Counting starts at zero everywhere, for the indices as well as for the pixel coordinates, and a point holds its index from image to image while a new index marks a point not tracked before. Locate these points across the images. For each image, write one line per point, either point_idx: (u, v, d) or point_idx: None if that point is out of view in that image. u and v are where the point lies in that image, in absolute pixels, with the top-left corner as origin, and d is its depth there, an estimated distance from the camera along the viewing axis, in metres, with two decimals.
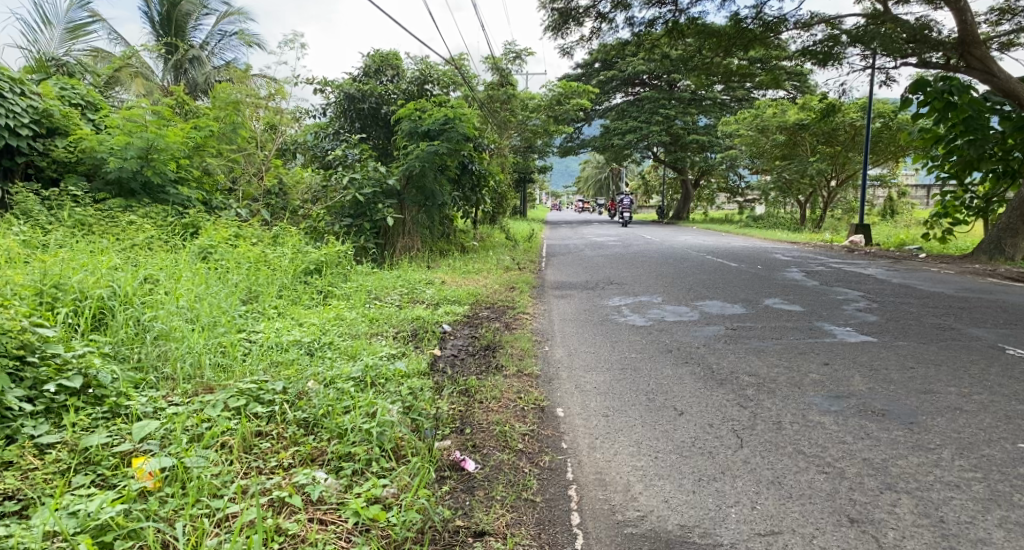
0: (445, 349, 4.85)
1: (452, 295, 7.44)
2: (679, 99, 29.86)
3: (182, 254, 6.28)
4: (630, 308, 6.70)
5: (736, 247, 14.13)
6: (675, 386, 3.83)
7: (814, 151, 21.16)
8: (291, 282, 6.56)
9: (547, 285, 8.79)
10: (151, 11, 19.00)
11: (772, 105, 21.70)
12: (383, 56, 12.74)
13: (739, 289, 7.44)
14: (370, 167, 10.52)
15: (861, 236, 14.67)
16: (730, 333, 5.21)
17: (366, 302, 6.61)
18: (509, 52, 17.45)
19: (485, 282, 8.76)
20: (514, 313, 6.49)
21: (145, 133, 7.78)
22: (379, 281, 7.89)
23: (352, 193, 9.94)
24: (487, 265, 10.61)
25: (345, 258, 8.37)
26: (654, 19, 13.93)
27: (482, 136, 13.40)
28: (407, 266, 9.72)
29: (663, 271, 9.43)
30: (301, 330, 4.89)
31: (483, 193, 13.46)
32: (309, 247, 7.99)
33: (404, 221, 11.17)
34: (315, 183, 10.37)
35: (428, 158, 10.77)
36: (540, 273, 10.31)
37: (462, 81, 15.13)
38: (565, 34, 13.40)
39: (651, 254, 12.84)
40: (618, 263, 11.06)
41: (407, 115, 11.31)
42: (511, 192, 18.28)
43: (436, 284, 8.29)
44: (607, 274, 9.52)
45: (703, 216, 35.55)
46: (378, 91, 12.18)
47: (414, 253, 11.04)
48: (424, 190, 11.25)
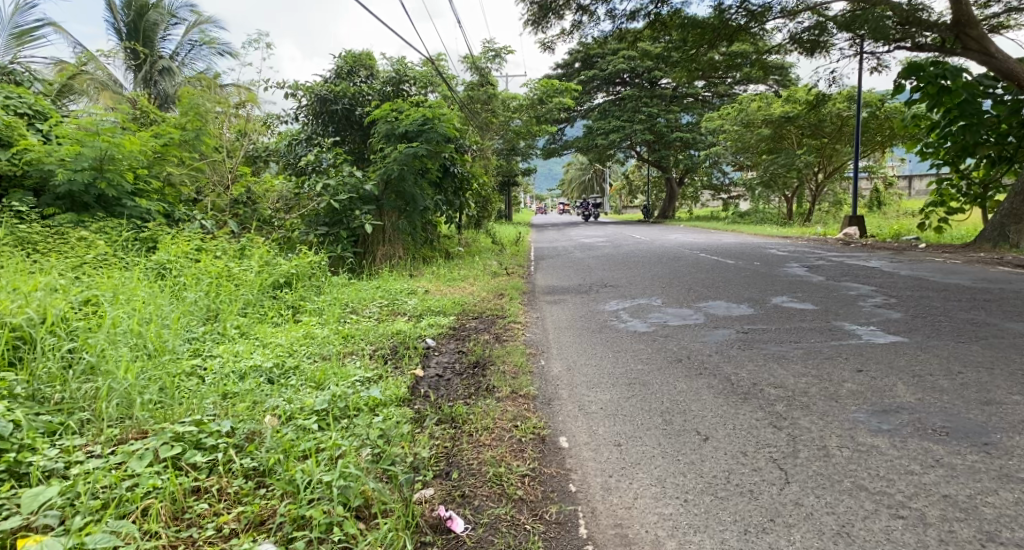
0: (428, 369, 4.31)
1: (436, 305, 6.92)
2: (661, 96, 29.61)
3: (135, 271, 5.68)
4: (628, 312, 6.21)
5: (729, 244, 13.74)
6: (693, 403, 3.33)
7: (800, 144, 20.90)
8: (258, 298, 5.99)
9: (537, 291, 8.30)
10: (116, 20, 18.31)
11: (756, 99, 21.45)
12: (356, 57, 12.22)
13: (741, 287, 7.00)
14: (346, 173, 10.01)
15: (856, 227, 14.29)
16: (742, 337, 4.73)
17: (341, 317, 6.05)
18: (487, 51, 16.99)
19: (472, 290, 8.23)
20: (502, 322, 5.98)
21: (97, 142, 7.17)
22: (357, 293, 7.33)
23: (327, 200, 9.47)
24: (473, 271, 10.11)
25: (321, 270, 7.81)
26: (636, 11, 13.52)
27: (464, 138, 12.91)
28: (387, 274, 9.20)
29: (659, 271, 8.97)
30: (264, 354, 4.34)
31: (466, 197, 12.96)
32: (279, 258, 7.43)
33: (383, 228, 10.64)
34: (288, 191, 9.82)
35: (406, 160, 10.27)
36: (529, 277, 9.83)
37: (440, 81, 14.65)
38: (544, 29, 12.95)
39: (642, 254, 12.40)
40: (609, 264, 10.62)
41: (383, 116, 10.79)
42: (495, 195, 17.78)
43: (419, 294, 7.76)
44: (600, 276, 9.04)
45: (689, 214, 35.29)
46: (352, 93, 11.66)
47: (395, 261, 10.52)
48: (403, 194, 10.74)
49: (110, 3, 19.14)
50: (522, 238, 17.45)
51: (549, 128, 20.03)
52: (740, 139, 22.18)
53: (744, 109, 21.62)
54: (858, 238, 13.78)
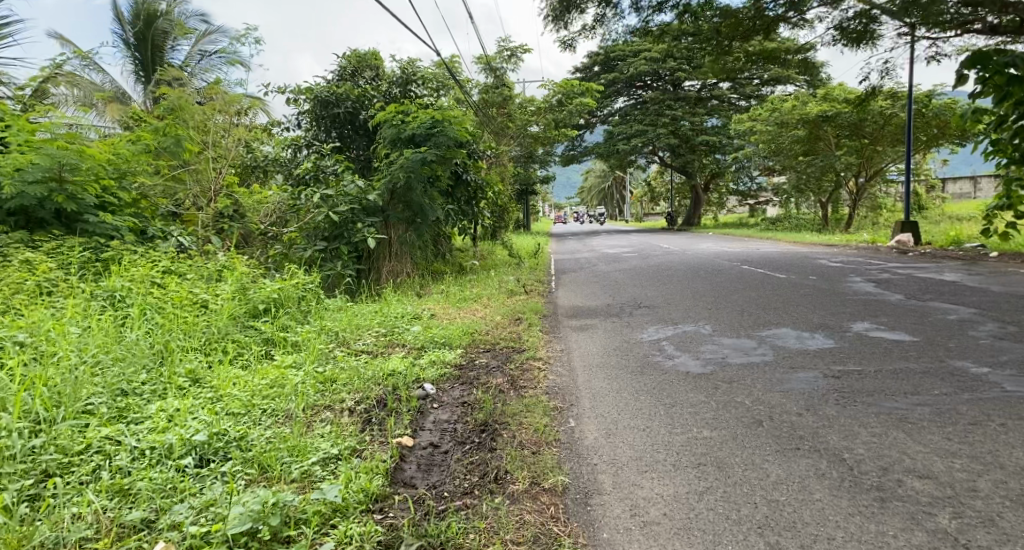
0: (420, 437, 3.27)
1: (440, 334, 5.88)
2: (685, 99, 28.47)
3: (79, 300, 4.71)
4: (673, 344, 5.07)
5: (768, 254, 12.58)
6: (801, 510, 2.25)
7: (837, 145, 19.58)
8: (228, 328, 5.01)
9: (560, 313, 7.25)
10: (125, 32, 17.59)
11: (790, 100, 20.25)
12: (361, 56, 11.30)
13: (806, 309, 5.86)
14: (347, 182, 9.09)
15: (909, 235, 12.92)
16: (837, 385, 3.59)
17: (324, 352, 5.02)
18: (503, 50, 16.00)
19: (483, 312, 7.21)
20: (518, 358, 4.90)
21: (53, 149, 6.25)
22: (349, 319, 6.30)
23: (325, 213, 8.57)
24: (487, 288, 9.10)
25: (314, 293, 6.81)
26: (663, 2, 12.46)
27: (478, 143, 11.89)
28: (390, 295, 8.20)
29: (699, 288, 7.87)
30: (206, 418, 3.33)
31: (480, 206, 11.95)
32: (261, 280, 6.41)
33: (389, 242, 9.74)
34: (282, 202, 8.92)
35: (414, 167, 9.30)
36: (551, 296, 8.76)
37: (454, 84, 13.69)
38: (564, 25, 11.95)
39: (673, 266, 11.31)
40: (640, 280, 9.54)
41: (389, 119, 9.85)
42: (512, 204, 16.72)
43: (423, 319, 6.73)
44: (631, 295, 7.96)
45: (715, 221, 33.95)
46: (356, 95, 10.74)
47: (402, 279, 9.63)
48: (411, 204, 9.86)
49: (117, 14, 18.46)
50: (541, 249, 16.40)
51: (569, 132, 18.94)
52: (773, 142, 20.93)
53: (777, 109, 20.37)
54: (912, 246, 12.45)
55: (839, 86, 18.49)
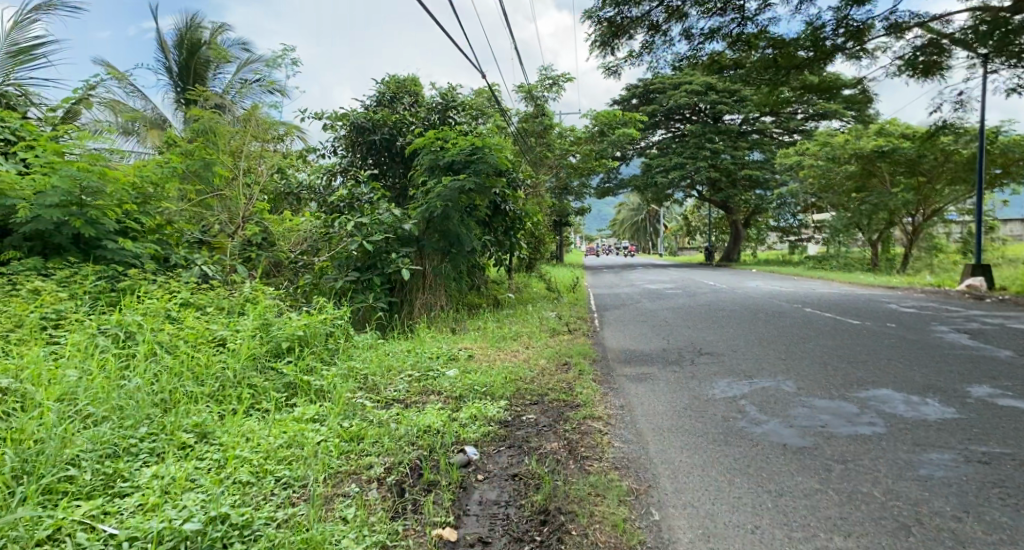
0: (464, 530, 2.66)
1: (480, 381, 5.23)
2: (726, 132, 27.78)
3: (83, 337, 4.23)
4: (755, 407, 4.39)
5: (827, 295, 11.74)
6: None
7: (891, 182, 18.66)
8: (246, 371, 4.47)
9: (610, 358, 6.56)
10: (169, 60, 17.66)
11: (840, 134, 19.45)
12: (399, 82, 10.94)
13: (902, 366, 5.10)
14: (382, 210, 8.64)
15: (982, 278, 11.92)
16: (989, 476, 2.88)
17: (351, 401, 4.41)
18: (544, 79, 15.61)
19: (524, 354, 6.57)
20: (573, 416, 4.25)
21: (74, 170, 5.85)
22: (379, 360, 5.69)
23: (359, 242, 8.09)
24: (527, 326, 8.47)
25: (343, 329, 6.26)
26: (715, 30, 11.95)
27: (518, 172, 11.38)
28: (423, 331, 7.64)
29: (764, 335, 7.12)
30: (204, 493, 2.78)
31: (518, 237, 11.39)
32: (285, 315, 5.86)
33: (423, 274, 9.29)
34: (314, 230, 8.54)
35: (452, 196, 8.82)
36: (596, 336, 8.10)
37: (493, 112, 13.27)
38: (610, 52, 11.47)
39: (725, 306, 10.54)
40: (692, 321, 8.83)
41: (427, 145, 9.43)
42: (549, 235, 16.13)
43: (460, 361, 6.12)
44: (687, 339, 7.26)
45: (755, 257, 32.86)
46: (394, 121, 10.34)
47: (436, 313, 9.12)
48: (448, 234, 9.35)
49: (162, 43, 18.64)
50: (579, 283, 15.71)
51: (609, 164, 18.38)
52: (823, 178, 20.06)
53: (826, 144, 19.57)
54: (986, 291, 11.45)
55: (894, 120, 17.64)
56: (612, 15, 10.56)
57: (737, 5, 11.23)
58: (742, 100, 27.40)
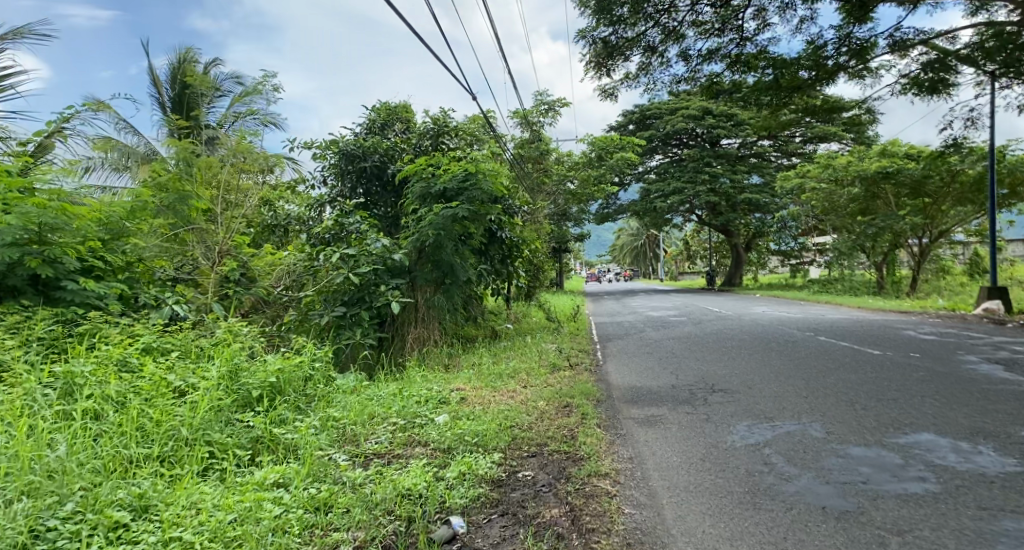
0: None
1: (471, 429, 4.72)
2: (725, 156, 27.54)
3: (18, 395, 3.75)
4: (783, 457, 3.87)
5: (840, 321, 11.20)
6: None
7: (896, 203, 18.28)
8: (206, 426, 4.01)
9: (616, 397, 6.04)
10: (162, 95, 17.43)
11: (842, 156, 19.15)
12: (391, 109, 10.57)
13: (940, 406, 4.58)
14: (371, 240, 8.21)
15: (1000, 301, 11.39)
16: None
17: (319, 461, 3.97)
18: (540, 104, 15.33)
19: (522, 395, 6.05)
20: (577, 473, 3.76)
21: (30, 207, 5.42)
22: (360, 406, 5.25)
23: (345, 275, 7.65)
24: (525, 361, 7.95)
25: (323, 373, 5.85)
26: (714, 50, 11.67)
27: (514, 198, 10.96)
28: (412, 371, 7.13)
29: (781, 369, 6.61)
30: None
31: (515, 265, 10.92)
32: (257, 359, 5.38)
33: (416, 305, 8.84)
34: (298, 264, 8.13)
35: (443, 224, 8.39)
36: (599, 370, 7.57)
37: (488, 137, 12.90)
38: (606, 73, 11.15)
39: (733, 335, 10.01)
40: (702, 353, 8.32)
41: (417, 172, 9.04)
42: (548, 263, 15.66)
43: (450, 405, 5.58)
44: (697, 374, 6.75)
45: (758, 282, 32.35)
46: (384, 147, 9.95)
47: (430, 348, 8.68)
48: (440, 264, 8.90)
49: (156, 78, 18.47)
50: (579, 312, 15.19)
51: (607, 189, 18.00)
52: (826, 200, 19.73)
53: (828, 166, 19.27)
54: (1006, 315, 10.91)
55: (897, 140, 17.34)
56: (607, 35, 10.25)
57: (736, 25, 10.97)
58: (740, 124, 27.23)
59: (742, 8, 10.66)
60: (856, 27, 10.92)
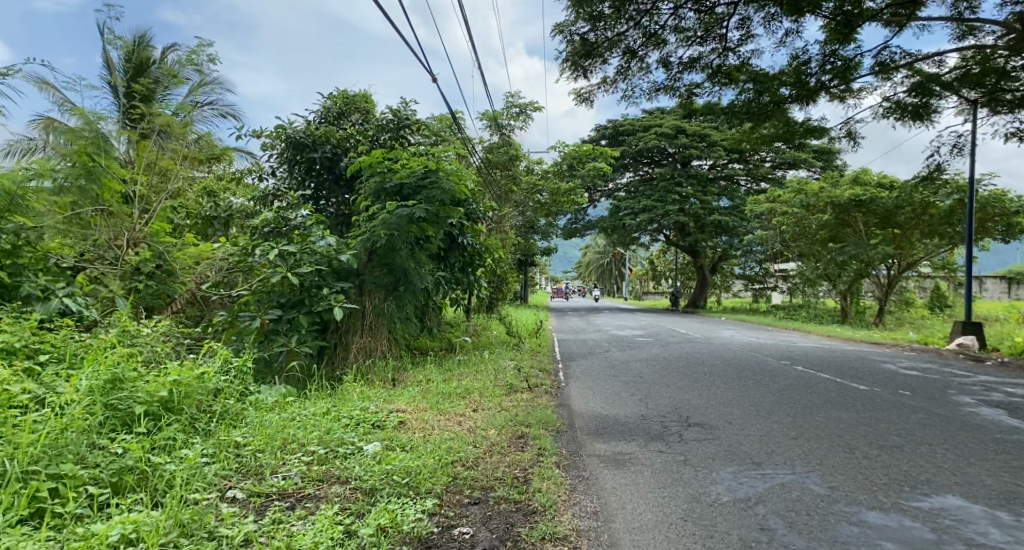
0: None
1: (403, 467, 3.90)
2: (696, 177, 27.29)
3: None
4: (782, 520, 3.15)
5: (814, 350, 10.68)
6: None
7: (866, 232, 18.09)
8: (51, 457, 3.33)
9: (579, 428, 5.28)
10: None
11: (813, 182, 18.95)
12: (349, 97, 9.70)
13: (956, 460, 3.92)
14: (315, 237, 7.35)
15: (974, 337, 11.00)
16: None
17: (189, 501, 3.36)
18: (512, 107, 14.62)
19: (472, 421, 5.22)
20: (528, 536, 3.05)
21: None
22: (270, 429, 4.56)
23: (282, 274, 6.76)
24: (478, 380, 7.13)
25: (236, 387, 5.18)
26: (695, 60, 11.16)
27: (480, 201, 10.16)
28: (348, 388, 6.26)
29: (764, 403, 5.94)
30: None
31: (477, 274, 10.08)
32: (149, 369, 4.64)
33: (362, 312, 7.97)
34: (230, 258, 7.22)
35: (397, 224, 7.56)
36: (560, 394, 6.80)
37: (454, 138, 12.12)
38: (582, 76, 10.51)
39: (705, 360, 9.35)
40: (674, 379, 7.62)
41: (372, 165, 8.18)
42: (512, 274, 14.88)
43: (384, 432, 4.73)
44: (670, 404, 6.03)
45: (722, 305, 32.11)
46: (337, 137, 9.08)
47: (375, 360, 7.82)
48: (393, 268, 8.05)
49: None
50: (542, 327, 14.44)
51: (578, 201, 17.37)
52: (796, 226, 19.46)
53: (799, 192, 19.06)
54: (980, 352, 10.51)
55: (870, 168, 17.15)
56: (585, 33, 9.56)
57: (719, 34, 10.46)
58: (712, 146, 27.06)
59: (725, 17, 10.17)
60: (841, 46, 10.52)
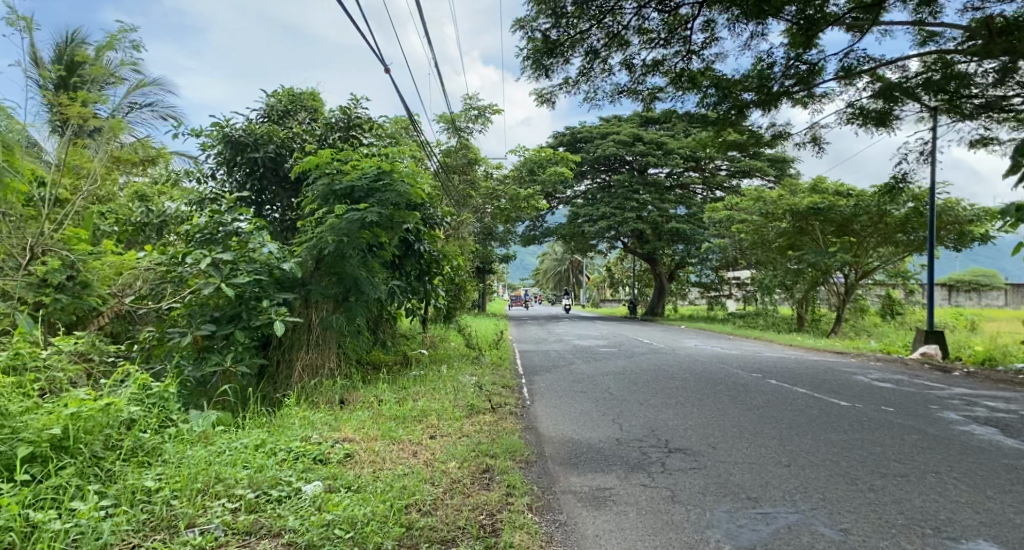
0: None
1: (347, 517, 3.30)
2: (654, 185, 27.26)
3: None
4: None
5: (783, 361, 10.43)
6: None
7: (822, 240, 18.20)
8: None
9: (549, 456, 4.75)
10: None
11: (771, 190, 19.01)
12: (295, 95, 9.00)
13: (970, 491, 3.53)
14: (255, 243, 6.64)
15: (936, 345, 10.95)
16: None
17: None
18: (469, 110, 14.11)
19: (429, 451, 4.63)
20: None
21: None
22: (191, 465, 3.88)
23: (217, 284, 6.05)
24: (436, 399, 6.53)
25: (153, 417, 4.48)
26: (658, 63, 10.86)
27: (438, 207, 9.57)
28: (289, 413, 5.57)
29: (745, 423, 5.53)
30: None
31: (435, 284, 9.47)
32: (41, 402, 3.90)
33: (309, 325, 7.28)
34: (157, 267, 6.45)
35: (347, 229, 6.93)
36: (525, 416, 6.25)
37: (410, 140, 11.50)
38: (544, 75, 10.06)
39: (674, 373, 8.97)
40: (646, 395, 7.18)
41: (320, 166, 7.51)
42: (471, 283, 14.28)
43: (325, 470, 4.09)
44: (646, 425, 5.57)
45: (680, 313, 32.19)
46: (281, 136, 8.37)
47: (322, 378, 7.12)
48: (343, 278, 7.39)
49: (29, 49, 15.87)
50: (503, 338, 13.89)
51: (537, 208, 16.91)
52: (755, 234, 19.51)
53: (758, 200, 19.09)
54: (943, 361, 10.44)
55: (826, 177, 17.26)
56: (547, 30, 9.11)
57: (683, 35, 10.16)
58: (670, 154, 27.10)
59: (689, 18, 9.88)
60: (804, 52, 10.37)
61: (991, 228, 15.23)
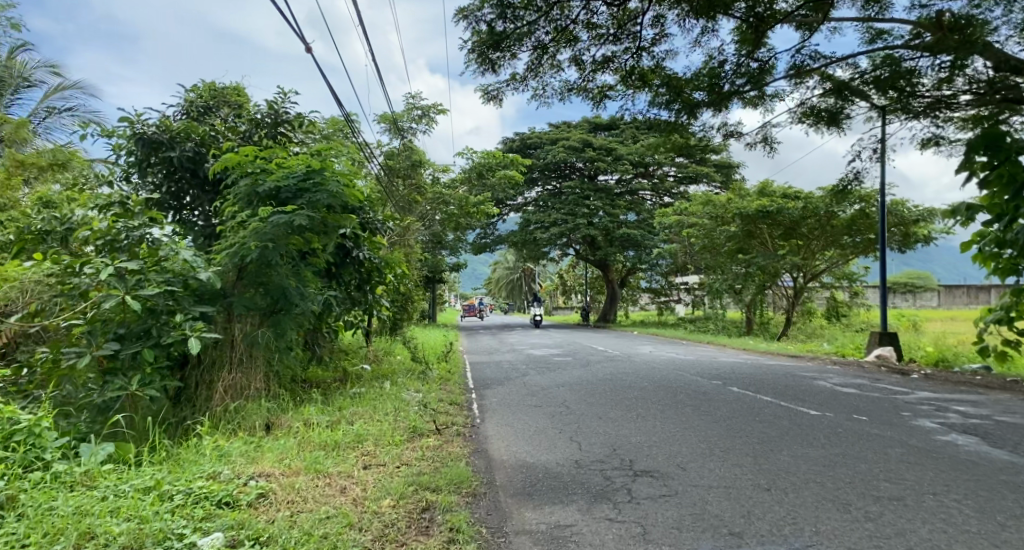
0: None
1: None
2: (605, 191, 27.10)
3: None
4: None
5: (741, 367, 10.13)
6: None
7: (771, 243, 18.24)
8: None
9: (502, 486, 4.14)
10: None
11: (720, 193, 18.98)
12: (217, 89, 8.17)
13: (976, 518, 3.10)
14: (164, 250, 5.83)
15: (890, 346, 10.85)
16: None
17: None
18: (414, 110, 13.45)
19: (360, 487, 3.96)
20: None
21: None
22: (52, 521, 3.11)
23: (116, 296, 5.23)
24: (375, 421, 5.85)
25: (15, 459, 3.67)
26: (608, 60, 10.47)
27: (379, 210, 8.86)
28: (199, 445, 4.80)
29: (715, 438, 5.05)
30: None
31: (377, 293, 8.75)
32: None
33: (230, 342, 6.47)
34: (45, 278, 5.57)
35: (272, 234, 6.19)
36: (476, 437, 5.63)
37: (349, 141, 10.76)
38: (490, 70, 9.52)
39: (633, 382, 8.50)
40: (606, 408, 6.65)
41: (243, 165, 6.73)
42: (419, 292, 13.57)
43: (229, 518, 3.37)
44: (609, 445, 5.02)
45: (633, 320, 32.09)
46: (200, 134, 7.55)
47: (246, 400, 6.33)
48: (270, 289, 6.61)
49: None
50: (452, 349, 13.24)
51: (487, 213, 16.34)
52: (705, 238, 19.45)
53: (708, 204, 19.03)
54: (898, 363, 10.33)
55: (775, 180, 17.30)
56: (493, 21, 8.54)
57: (633, 31, 9.80)
58: (619, 160, 27.00)
59: (639, 13, 9.51)
60: (754, 50, 10.16)
61: (933, 228, 15.46)
